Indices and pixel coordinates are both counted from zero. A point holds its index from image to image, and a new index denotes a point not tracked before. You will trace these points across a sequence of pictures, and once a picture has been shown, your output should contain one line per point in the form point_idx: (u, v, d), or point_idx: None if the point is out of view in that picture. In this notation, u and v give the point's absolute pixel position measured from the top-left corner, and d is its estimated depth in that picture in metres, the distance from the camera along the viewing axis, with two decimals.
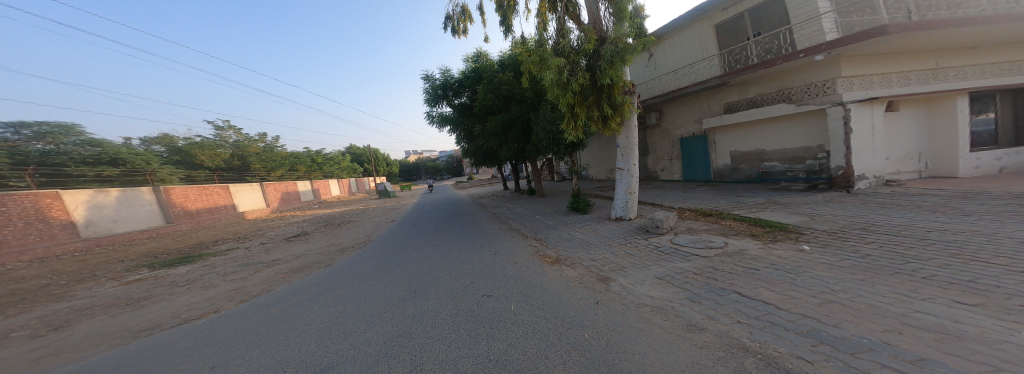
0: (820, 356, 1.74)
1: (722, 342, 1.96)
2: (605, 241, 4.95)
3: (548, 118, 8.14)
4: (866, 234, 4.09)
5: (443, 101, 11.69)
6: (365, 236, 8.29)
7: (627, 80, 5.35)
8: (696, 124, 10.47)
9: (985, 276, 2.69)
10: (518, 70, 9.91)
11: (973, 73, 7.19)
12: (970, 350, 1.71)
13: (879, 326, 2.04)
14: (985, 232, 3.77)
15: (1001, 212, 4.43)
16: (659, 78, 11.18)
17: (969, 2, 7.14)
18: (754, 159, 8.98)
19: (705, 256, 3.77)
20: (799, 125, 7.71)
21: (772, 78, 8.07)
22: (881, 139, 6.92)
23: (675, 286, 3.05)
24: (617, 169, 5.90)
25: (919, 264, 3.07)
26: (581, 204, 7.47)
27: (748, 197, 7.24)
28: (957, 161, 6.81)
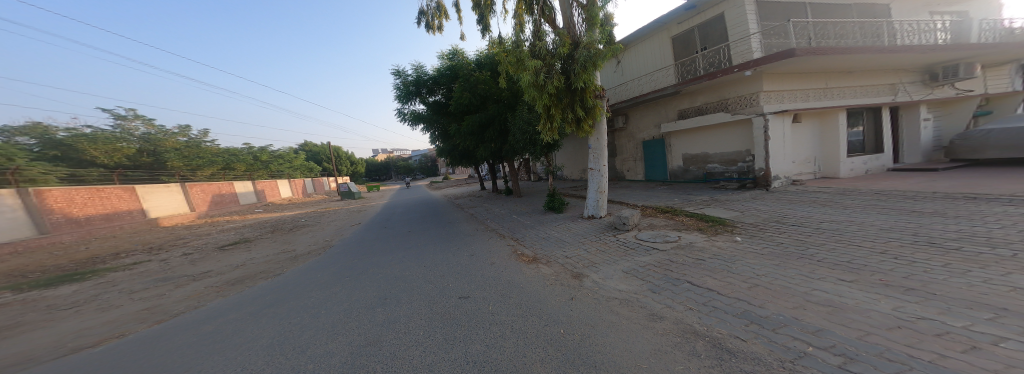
0: (752, 333, 2.03)
1: (677, 328, 2.18)
2: (578, 239, 5.15)
3: (524, 119, 8.20)
4: (780, 225, 4.85)
5: (417, 98, 11.12)
6: (324, 241, 7.53)
7: (598, 85, 5.61)
8: (656, 128, 11.40)
9: (857, 257, 3.36)
10: (496, 70, 9.80)
11: (850, 94, 8.94)
12: (851, 319, 2.12)
13: (791, 303, 2.44)
14: (857, 221, 4.72)
15: (869, 205, 5.57)
16: (626, 85, 11.97)
17: (850, 35, 8.81)
18: (698, 162, 10.05)
19: (664, 250, 4.12)
20: (733, 132, 8.84)
21: (715, 90, 9.13)
22: (790, 145, 8.24)
23: (639, 279, 3.28)
24: (589, 170, 6.15)
25: (815, 249, 3.73)
26: (556, 203, 7.66)
27: (691, 195, 8.12)
28: (837, 164, 8.45)
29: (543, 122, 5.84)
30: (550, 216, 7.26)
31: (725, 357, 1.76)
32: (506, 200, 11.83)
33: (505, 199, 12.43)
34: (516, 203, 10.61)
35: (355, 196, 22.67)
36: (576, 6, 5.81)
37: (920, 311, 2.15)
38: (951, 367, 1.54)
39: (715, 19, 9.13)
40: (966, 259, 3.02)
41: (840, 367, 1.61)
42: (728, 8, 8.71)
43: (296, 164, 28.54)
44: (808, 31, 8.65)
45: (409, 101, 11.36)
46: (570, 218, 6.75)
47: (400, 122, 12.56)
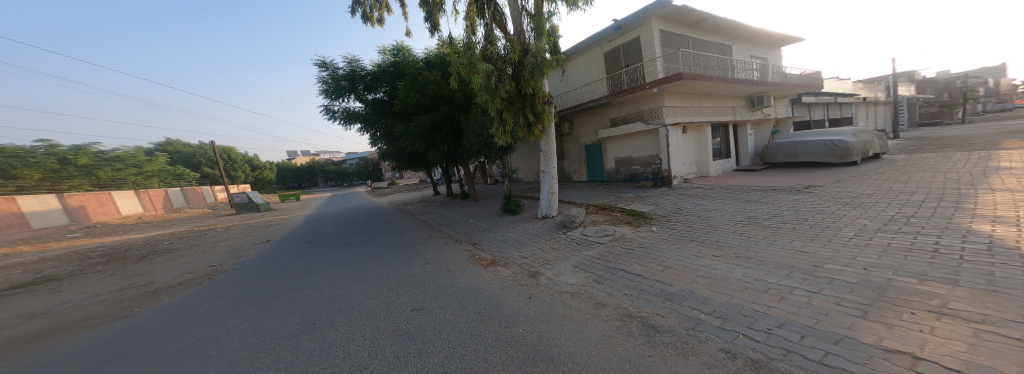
0: (667, 309, 2.44)
1: (617, 313, 2.46)
2: (533, 239, 5.25)
3: (475, 122, 7.99)
4: (678, 215, 5.96)
5: (353, 96, 9.74)
6: (207, 267, 5.86)
7: (547, 91, 5.85)
8: (594, 135, 12.51)
9: (721, 235, 4.39)
10: (449, 71, 9.27)
11: (712, 112, 11.61)
12: (729, 286, 2.74)
13: (690, 278, 3.01)
14: (720, 209, 6.17)
15: (727, 197, 7.29)
16: (571, 93, 12.96)
17: (712, 66, 11.38)
18: (626, 164, 11.45)
19: (604, 243, 4.56)
20: (647, 138, 10.46)
21: (634, 102, 10.61)
22: (681, 151, 10.20)
23: (586, 272, 3.54)
24: (541, 172, 6.32)
25: (705, 232, 4.70)
26: (512, 205, 7.68)
27: (610, 194, 9.24)
28: (707, 166, 10.85)
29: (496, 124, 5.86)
30: (489, 221, 7.27)
31: (653, 335, 2.08)
32: (443, 207, 11.34)
33: (442, 205, 11.91)
34: (452, 209, 10.27)
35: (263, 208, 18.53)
36: (526, 15, 6.03)
37: (756, 274, 2.91)
38: (779, 314, 2.15)
39: (634, 42, 10.60)
40: (778, 232, 4.27)
41: (720, 327, 2.09)
42: (642, 33, 10.21)
43: (150, 170, 20.87)
44: (693, 60, 10.77)
45: (343, 98, 9.93)
46: (512, 220, 6.88)
47: (328, 120, 10.84)
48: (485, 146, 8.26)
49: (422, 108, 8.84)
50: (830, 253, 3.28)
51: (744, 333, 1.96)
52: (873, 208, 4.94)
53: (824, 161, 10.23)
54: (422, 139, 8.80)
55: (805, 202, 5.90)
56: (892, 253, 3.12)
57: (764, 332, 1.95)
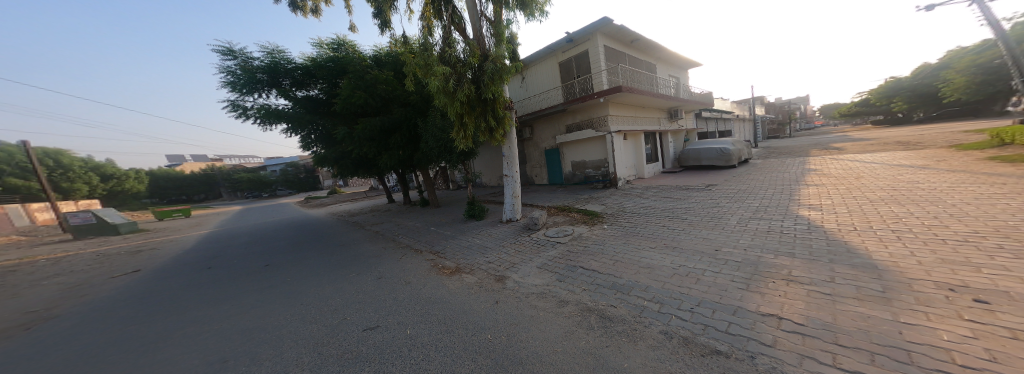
0: (619, 300, 2.67)
1: (579, 308, 2.59)
2: (498, 242, 5.21)
3: (432, 126, 7.66)
4: (621, 213, 6.53)
5: (277, 92, 8.51)
6: (47, 311, 4.22)
7: (507, 97, 5.87)
8: (552, 140, 12.67)
9: (658, 229, 4.93)
10: (401, 71, 8.77)
11: (645, 121, 13.05)
12: (670, 273, 3.08)
13: (638, 269, 3.31)
14: (650, 205, 6.98)
15: (658, 195, 8.25)
16: (529, 99, 13.12)
17: (645, 81, 12.79)
18: (581, 167, 11.92)
19: (565, 242, 4.72)
20: (594, 144, 11.29)
21: (584, 110, 11.33)
22: (623, 155, 11.24)
23: (549, 272, 3.60)
24: (504, 176, 6.32)
25: (649, 226, 5.18)
26: (477, 210, 7.42)
27: (559, 197, 9.68)
28: (643, 168, 12.15)
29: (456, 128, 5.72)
30: (440, 230, 6.99)
31: (611, 326, 2.26)
32: (385, 217, 10.45)
33: (383, 216, 10.98)
34: (395, 220, 9.54)
35: (123, 230, 13.60)
36: (485, 20, 6.03)
37: (683, 262, 3.36)
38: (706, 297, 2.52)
39: (584, 54, 11.33)
40: (700, 223, 4.98)
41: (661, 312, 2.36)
42: (590, 47, 10.99)
43: None
44: (631, 74, 11.92)
45: (264, 93, 8.64)
46: (467, 227, 6.73)
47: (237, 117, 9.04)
48: (444, 150, 7.92)
49: (369, 109, 8.17)
50: (730, 239, 3.96)
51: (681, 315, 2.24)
52: (750, 200, 6.22)
53: (718, 164, 12.47)
54: (370, 142, 8.12)
55: (706, 197, 7.08)
56: (766, 236, 3.96)
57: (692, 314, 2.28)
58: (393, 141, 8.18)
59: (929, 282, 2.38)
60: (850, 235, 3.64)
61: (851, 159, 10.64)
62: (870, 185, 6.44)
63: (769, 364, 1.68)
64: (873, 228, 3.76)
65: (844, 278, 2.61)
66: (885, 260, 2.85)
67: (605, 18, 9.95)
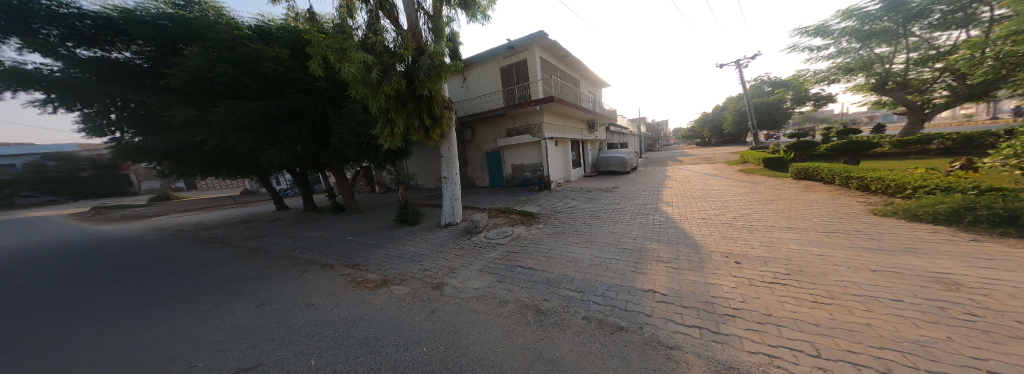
0: (552, 294, 2.87)
1: (516, 306, 2.66)
2: (436, 245, 5.11)
3: (349, 121, 6.74)
4: (552, 213, 6.98)
5: (22, 42, 5.08)
6: None
7: (445, 96, 5.64)
8: (492, 142, 12.71)
9: (584, 227, 5.43)
10: (303, 54, 7.22)
11: (573, 130, 14.31)
12: (598, 268, 3.42)
13: (570, 264, 3.60)
14: (574, 205, 7.69)
15: (579, 196, 9.15)
16: (470, 101, 12.86)
17: (573, 94, 14.05)
18: (519, 170, 12.30)
19: (504, 243, 4.80)
20: (531, 149, 11.81)
21: (522, 116, 11.75)
22: (555, 160, 12.06)
23: (490, 273, 3.60)
24: (443, 179, 6.14)
25: (576, 224, 5.66)
26: (410, 214, 6.97)
27: (496, 198, 10.07)
28: (570, 173, 13.26)
29: (381, 122, 5.25)
30: (360, 239, 6.24)
31: (544, 319, 2.41)
32: (272, 228, 8.40)
33: (274, 225, 9.03)
34: (298, 228, 8.10)
35: None
36: (422, 13, 5.71)
37: (605, 257, 3.78)
38: (620, 288, 2.92)
39: (523, 63, 11.74)
40: (615, 221, 5.69)
41: (588, 304, 2.61)
42: (528, 56, 11.43)
43: None
44: (562, 87, 12.91)
45: None
46: (397, 233, 6.32)
47: None
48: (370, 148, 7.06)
49: (254, 93, 6.50)
50: (640, 237, 4.62)
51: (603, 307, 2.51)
52: (643, 201, 7.47)
53: (622, 170, 14.63)
54: (249, 132, 6.46)
55: (614, 198, 8.20)
56: (665, 233, 4.75)
57: (611, 305, 2.59)
58: (293, 134, 6.79)
59: (755, 266, 3.34)
60: (720, 232, 4.68)
61: (700, 169, 13.99)
62: (717, 190, 8.51)
63: (652, 331, 2.20)
64: (732, 227, 4.92)
65: (721, 268, 3.32)
66: (720, 246, 4.04)
67: (541, 31, 10.50)
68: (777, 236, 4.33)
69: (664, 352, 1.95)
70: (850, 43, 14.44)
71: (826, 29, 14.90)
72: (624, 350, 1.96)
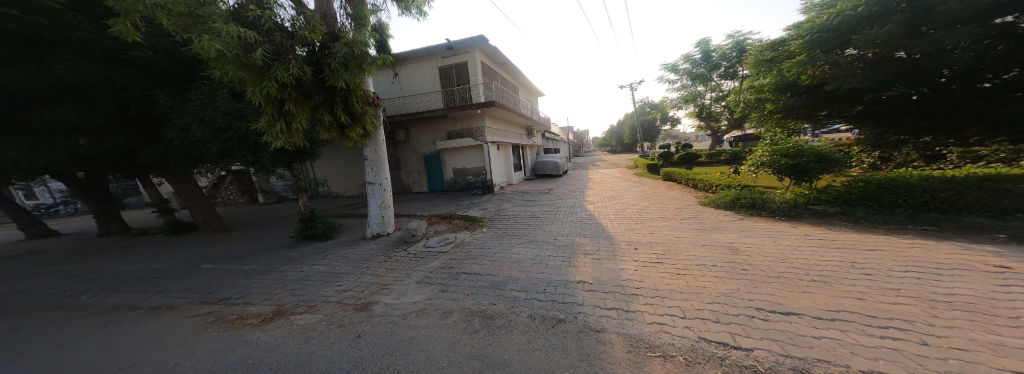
0: (498, 296, 2.89)
1: (463, 314, 2.60)
2: (366, 257, 4.72)
3: (203, 110, 5.20)
4: (493, 217, 6.97)
5: None
6: None
7: (368, 91, 5.21)
8: (431, 145, 12.21)
9: (522, 229, 5.52)
10: (100, 8, 4.75)
11: (514, 134, 14.75)
12: (540, 268, 3.52)
13: (512, 265, 3.67)
14: (513, 208, 7.84)
15: (516, 198, 9.40)
16: (404, 99, 12.05)
17: (513, 100, 14.48)
18: (462, 174, 12.10)
19: (447, 251, 4.63)
20: (473, 152, 11.75)
21: (463, 119, 11.60)
22: (497, 164, 12.27)
23: (431, 284, 3.43)
24: (368, 184, 5.59)
25: (516, 227, 5.73)
26: (320, 229, 5.98)
27: (435, 203, 9.68)
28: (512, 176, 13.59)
29: (271, 113, 4.29)
30: (227, 267, 4.80)
31: (490, 323, 2.40)
32: (91, 260, 5.91)
33: (95, 254, 6.42)
34: (136, 257, 5.96)
35: None
36: None
37: (543, 255, 3.97)
38: (555, 284, 3.07)
39: (463, 64, 11.59)
40: (550, 221, 5.92)
41: (526, 304, 2.68)
42: (469, 59, 11.36)
43: None
44: (502, 92, 13.16)
45: None
46: (300, 251, 5.36)
47: None
48: (247, 144, 5.57)
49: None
50: (575, 235, 4.88)
51: (541, 306, 2.60)
52: (571, 202, 8.01)
53: (555, 174, 15.69)
54: None
55: (547, 200, 8.63)
56: (595, 230, 5.11)
57: (550, 301, 2.71)
58: (82, 122, 4.65)
59: (654, 254, 3.87)
60: (640, 227, 5.25)
61: (614, 172, 15.93)
62: (631, 190, 9.61)
63: (584, 318, 2.38)
64: (650, 222, 5.57)
65: (637, 259, 3.73)
66: (642, 240, 4.50)
67: (481, 36, 10.60)
68: (683, 228, 5.06)
69: (594, 336, 2.13)
70: (685, 81, 20.12)
71: (675, 68, 20.17)
72: (563, 340, 2.08)
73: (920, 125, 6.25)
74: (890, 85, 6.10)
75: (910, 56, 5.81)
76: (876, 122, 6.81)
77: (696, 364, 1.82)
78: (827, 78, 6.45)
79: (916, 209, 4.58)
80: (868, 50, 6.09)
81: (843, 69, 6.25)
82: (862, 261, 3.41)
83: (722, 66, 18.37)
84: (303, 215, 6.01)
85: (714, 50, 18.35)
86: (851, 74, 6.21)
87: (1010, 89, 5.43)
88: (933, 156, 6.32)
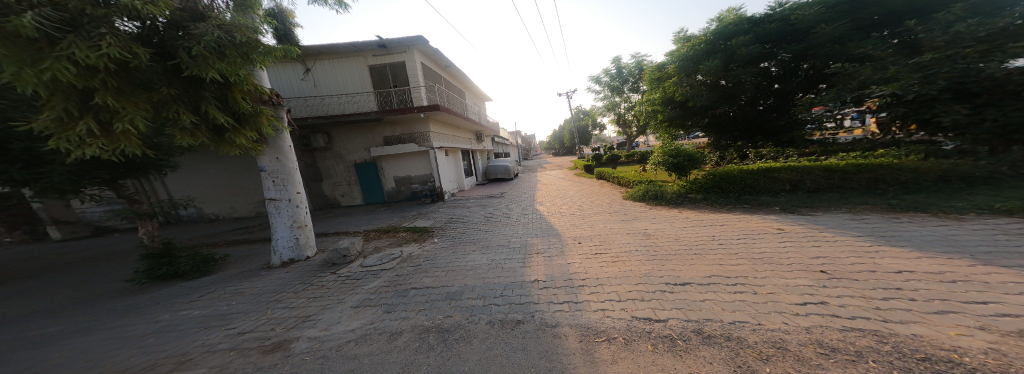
0: (454, 308, 2.78)
1: (414, 333, 2.43)
2: (276, 287, 4.04)
3: None
4: (446, 225, 6.68)
5: None
6: None
7: (261, 87, 4.23)
8: (365, 152, 11.21)
9: (474, 235, 5.43)
10: None
11: (462, 139, 14.48)
12: (496, 274, 3.48)
13: (464, 275, 3.57)
14: (465, 215, 7.65)
15: (466, 205, 9.19)
16: (324, 100, 10.81)
17: (459, 104, 14.15)
18: (405, 183, 11.38)
19: (391, 268, 4.29)
20: (419, 159, 11.16)
21: (403, 123, 10.95)
22: (446, 170, 11.85)
23: (372, 306, 3.11)
24: (270, 201, 4.80)
25: (468, 234, 5.61)
26: (185, 265, 4.61)
27: (375, 217, 8.86)
28: (462, 181, 13.30)
29: (66, 107, 2.80)
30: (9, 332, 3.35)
31: (447, 337, 2.29)
32: None
33: None
34: None
35: None
36: None
37: (497, 258, 4.00)
38: (507, 288, 3.09)
39: (400, 64, 10.93)
40: (503, 225, 5.96)
41: (478, 314, 2.60)
42: (406, 59, 10.78)
43: None
44: (447, 96, 12.81)
45: None
46: (155, 294, 4.15)
47: None
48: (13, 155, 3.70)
49: None
50: (528, 235, 5.04)
51: (494, 313, 2.56)
52: (522, 204, 8.16)
53: (503, 178, 15.85)
54: None
55: (499, 204, 8.63)
56: (547, 229, 5.32)
57: (507, 304, 2.72)
58: None
59: (592, 247, 4.18)
60: (589, 222, 5.63)
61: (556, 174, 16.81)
62: (576, 189, 10.26)
63: (540, 316, 2.45)
64: (596, 217, 6.03)
65: (583, 251, 4.02)
66: (585, 234, 4.85)
67: (419, 37, 10.15)
68: (619, 220, 5.63)
69: (550, 331, 2.21)
70: (606, 92, 22.39)
71: (598, 80, 22.27)
72: (523, 341, 2.10)
73: (735, 133, 9.96)
74: (721, 104, 9.25)
75: (728, 84, 8.87)
76: (716, 131, 10.33)
77: (633, 342, 2.02)
78: (689, 96, 9.26)
79: (738, 193, 6.40)
80: (708, 78, 8.97)
81: (696, 90, 9.08)
82: (720, 233, 4.38)
83: (630, 81, 20.74)
84: (149, 247, 4.91)
85: (623, 67, 20.74)
86: (701, 94, 9.04)
87: (769, 111, 9.44)
88: (743, 155, 9.29)
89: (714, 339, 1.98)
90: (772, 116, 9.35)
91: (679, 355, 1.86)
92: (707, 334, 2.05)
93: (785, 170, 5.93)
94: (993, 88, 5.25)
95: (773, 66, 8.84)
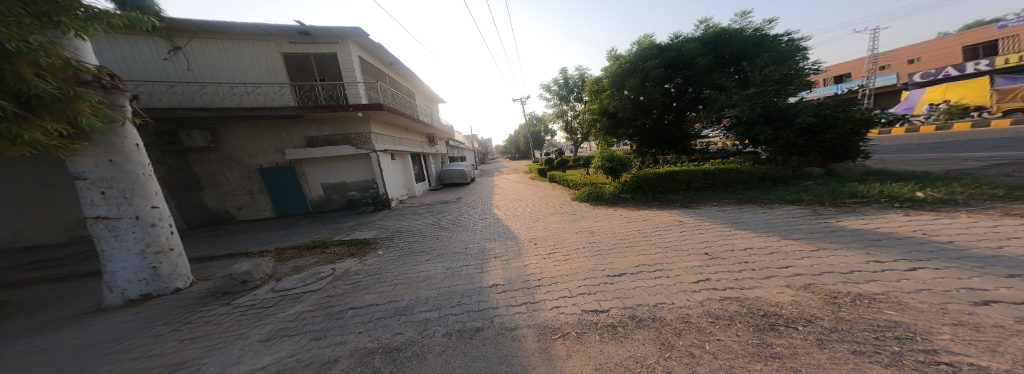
0: (405, 323, 2.60)
1: (357, 357, 2.22)
2: (125, 331, 3.14)
3: None
4: (394, 235, 6.25)
5: None
6: None
7: (81, 65, 3.29)
8: (278, 154, 9.83)
9: (417, 245, 5.19)
10: None
11: (412, 142, 13.69)
12: (452, 282, 3.36)
13: (410, 288, 3.36)
14: (412, 223, 7.28)
15: (413, 213, 8.73)
16: (212, 89, 9.17)
17: (406, 105, 13.36)
18: (338, 190, 10.33)
19: (319, 289, 3.82)
20: (357, 163, 10.21)
21: (336, 122, 9.91)
22: (391, 175, 11.04)
23: (293, 335, 2.72)
24: (96, 220, 3.68)
25: (409, 244, 5.34)
26: None
27: (300, 230, 7.86)
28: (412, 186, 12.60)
29: None
30: None
31: (396, 357, 2.13)
32: None
33: None
34: None
35: None
36: None
37: (452, 266, 3.89)
38: (449, 297, 2.99)
39: (330, 55, 9.83)
40: (452, 231, 5.82)
41: (424, 329, 2.46)
42: (338, 51, 9.77)
43: None
44: (390, 95, 11.96)
45: None
46: None
47: None
48: None
49: None
50: (475, 241, 4.99)
51: (447, 325, 2.45)
52: (475, 209, 8.08)
53: (456, 183, 15.44)
54: None
55: (453, 210, 8.40)
56: (495, 234, 5.33)
57: (465, 312, 2.65)
58: None
59: (539, 249, 4.28)
60: (544, 223, 5.78)
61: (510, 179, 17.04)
62: (530, 193, 10.56)
63: (500, 320, 2.44)
64: (548, 218, 6.26)
65: (536, 252, 4.12)
66: (533, 236, 4.97)
67: (355, 28, 9.33)
68: (562, 220, 5.90)
69: (509, 335, 2.21)
70: (556, 101, 23.44)
71: (547, 89, 23.24)
72: (482, 349, 2.06)
73: (648, 143, 11.12)
74: (641, 117, 10.37)
75: (645, 99, 9.97)
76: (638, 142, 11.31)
77: (583, 334, 2.14)
78: (620, 109, 10.21)
79: (651, 193, 7.19)
80: (633, 94, 10.01)
81: (625, 103, 10.05)
82: (644, 229, 4.83)
83: (575, 91, 22.07)
84: None
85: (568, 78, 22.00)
86: (627, 107, 10.06)
87: (672, 125, 10.61)
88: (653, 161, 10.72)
89: (645, 322, 2.21)
90: (672, 129, 10.63)
91: (620, 340, 2.03)
92: (640, 318, 2.27)
93: (680, 173, 6.98)
94: (781, 116, 7.25)
95: (673, 87, 10.01)
